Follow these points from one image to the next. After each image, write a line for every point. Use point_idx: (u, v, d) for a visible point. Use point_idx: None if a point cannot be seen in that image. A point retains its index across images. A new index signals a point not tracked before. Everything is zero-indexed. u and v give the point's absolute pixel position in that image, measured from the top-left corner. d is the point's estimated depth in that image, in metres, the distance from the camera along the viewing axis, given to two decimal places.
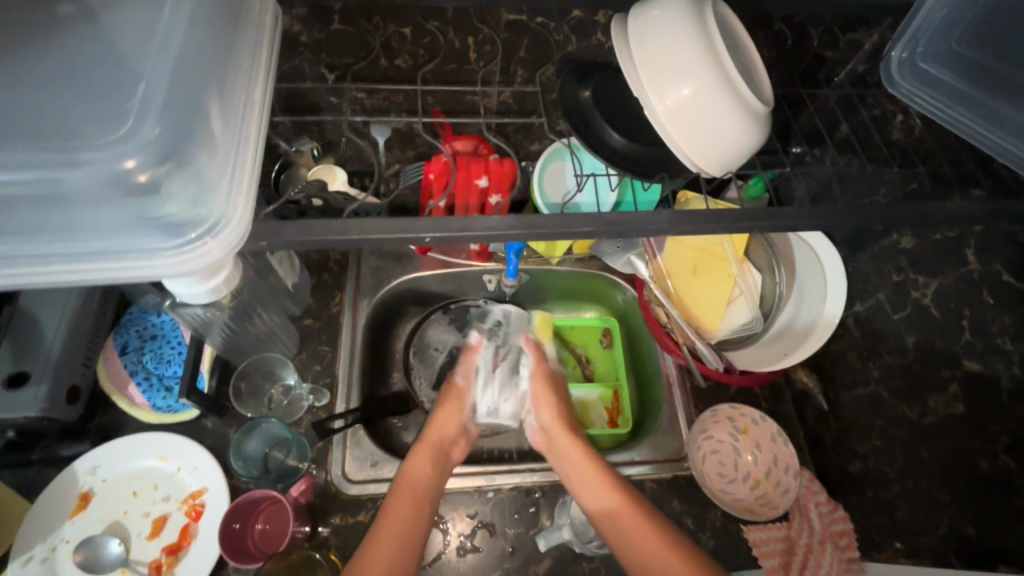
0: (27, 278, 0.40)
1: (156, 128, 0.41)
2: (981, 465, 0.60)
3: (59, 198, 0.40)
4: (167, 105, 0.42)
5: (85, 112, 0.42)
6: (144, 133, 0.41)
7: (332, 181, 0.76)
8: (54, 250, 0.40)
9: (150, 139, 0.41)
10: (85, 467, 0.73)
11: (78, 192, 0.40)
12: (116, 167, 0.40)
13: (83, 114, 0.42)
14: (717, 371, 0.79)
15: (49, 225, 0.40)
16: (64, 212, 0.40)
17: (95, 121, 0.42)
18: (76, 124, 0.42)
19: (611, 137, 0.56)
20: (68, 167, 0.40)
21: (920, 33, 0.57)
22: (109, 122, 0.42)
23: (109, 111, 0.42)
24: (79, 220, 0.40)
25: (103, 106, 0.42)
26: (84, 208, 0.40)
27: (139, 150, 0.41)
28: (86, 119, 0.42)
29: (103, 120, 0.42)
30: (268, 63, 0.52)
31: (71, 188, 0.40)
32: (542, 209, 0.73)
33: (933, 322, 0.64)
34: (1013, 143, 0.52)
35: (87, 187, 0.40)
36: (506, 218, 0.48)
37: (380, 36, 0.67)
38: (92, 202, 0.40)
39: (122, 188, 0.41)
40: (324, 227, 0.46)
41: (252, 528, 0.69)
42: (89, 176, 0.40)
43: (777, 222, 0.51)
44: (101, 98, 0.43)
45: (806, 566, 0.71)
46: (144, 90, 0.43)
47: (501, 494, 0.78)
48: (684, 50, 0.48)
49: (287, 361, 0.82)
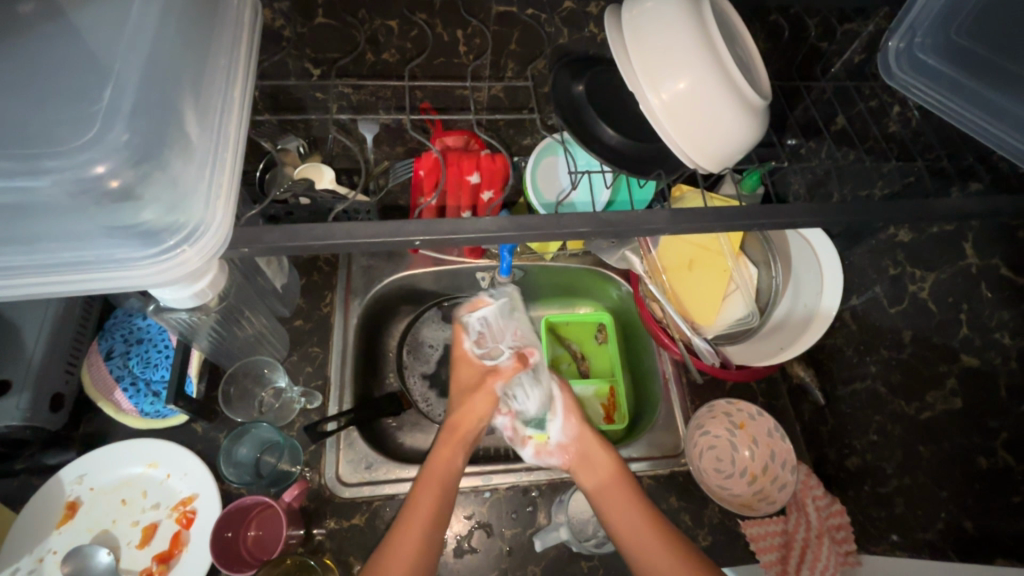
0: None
1: (124, 133, 0.39)
2: (980, 462, 0.59)
3: (20, 208, 0.38)
4: (136, 109, 0.40)
5: (46, 118, 0.40)
6: (112, 138, 0.39)
7: (319, 180, 0.74)
8: (22, 262, 0.39)
9: (119, 144, 0.39)
10: (71, 476, 0.71)
11: (41, 201, 0.38)
12: (83, 174, 0.38)
13: (45, 120, 0.40)
14: (713, 367, 0.79)
15: (12, 237, 0.38)
16: (29, 223, 0.38)
17: (57, 127, 0.40)
18: (38, 131, 0.39)
19: (605, 133, 0.54)
20: (28, 176, 0.38)
21: (918, 23, 0.57)
22: (74, 127, 0.39)
23: (73, 117, 0.40)
24: (45, 231, 0.38)
25: (67, 111, 0.40)
26: (51, 218, 0.38)
27: (108, 155, 0.39)
28: (49, 125, 0.40)
29: (70, 125, 0.40)
30: (247, 61, 0.50)
31: (33, 198, 0.38)
32: (540, 210, 0.72)
33: (932, 317, 0.64)
34: (1011, 134, 0.50)
35: (52, 196, 0.38)
36: (498, 219, 0.47)
37: (367, 31, 0.65)
38: (59, 211, 0.38)
39: (90, 196, 0.39)
40: (310, 232, 0.44)
41: (244, 535, 0.68)
42: (52, 184, 0.38)
43: (777, 218, 0.50)
44: (64, 104, 0.41)
45: (803, 560, 0.71)
46: (111, 94, 0.40)
47: (498, 494, 0.77)
48: (679, 43, 0.46)
49: (277, 365, 0.80)
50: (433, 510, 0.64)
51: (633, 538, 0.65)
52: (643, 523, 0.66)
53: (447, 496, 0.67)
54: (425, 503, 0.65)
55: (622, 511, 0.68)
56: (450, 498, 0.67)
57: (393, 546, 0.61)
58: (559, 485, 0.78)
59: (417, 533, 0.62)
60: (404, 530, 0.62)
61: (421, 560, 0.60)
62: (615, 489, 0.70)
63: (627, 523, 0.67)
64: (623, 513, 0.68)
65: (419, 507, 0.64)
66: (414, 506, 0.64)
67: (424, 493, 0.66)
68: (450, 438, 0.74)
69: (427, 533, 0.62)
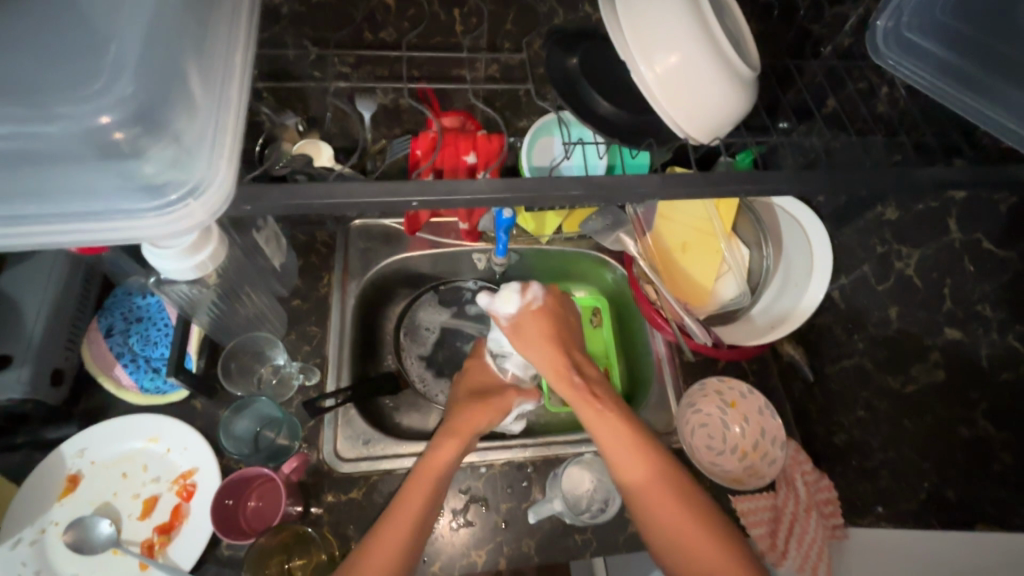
0: (9, 237, 0.39)
1: (131, 86, 0.41)
2: (961, 431, 0.63)
3: (34, 157, 0.40)
4: (143, 64, 0.42)
5: (56, 70, 0.42)
6: (120, 89, 0.41)
7: (317, 156, 0.76)
8: (34, 211, 0.40)
9: (126, 95, 0.41)
10: (72, 450, 0.72)
11: (52, 148, 0.40)
12: (91, 124, 0.40)
13: (56, 73, 0.42)
14: (706, 346, 0.78)
15: (24, 187, 0.40)
16: (39, 173, 0.40)
17: (67, 78, 0.41)
18: (48, 81, 0.41)
19: (598, 104, 0.56)
20: (42, 122, 0.40)
21: (904, 5, 0.58)
22: (82, 79, 0.41)
23: (81, 69, 0.42)
24: (56, 181, 0.40)
25: (76, 65, 0.42)
26: (62, 167, 0.40)
27: (115, 106, 0.40)
28: (59, 77, 0.41)
29: (79, 78, 0.41)
30: (249, 23, 0.50)
31: (45, 145, 0.40)
32: (529, 174, 0.74)
33: (917, 292, 0.66)
34: (993, 110, 0.52)
35: (61, 144, 0.40)
36: (493, 182, 0.48)
37: (364, 9, 0.68)
38: (69, 161, 0.40)
39: (97, 146, 0.40)
40: (310, 192, 0.45)
41: (244, 504, 0.70)
42: (63, 131, 0.40)
43: (765, 186, 0.51)
44: (74, 58, 0.42)
45: (792, 534, 0.70)
46: (118, 49, 0.42)
47: (493, 470, 0.78)
48: (671, 18, 0.48)
49: (276, 341, 0.81)
50: (407, 532, 0.61)
51: (678, 552, 0.61)
52: (695, 538, 0.61)
53: (427, 506, 0.64)
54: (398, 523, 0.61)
55: (666, 514, 0.62)
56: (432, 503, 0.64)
57: (378, 546, 0.59)
58: (553, 461, 0.80)
59: (394, 543, 0.60)
60: (370, 556, 0.58)
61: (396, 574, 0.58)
62: (658, 490, 0.64)
63: (672, 530, 0.62)
64: (662, 512, 0.63)
65: (395, 524, 0.61)
66: (389, 523, 0.61)
67: (407, 503, 0.63)
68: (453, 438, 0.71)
69: (408, 540, 0.60)
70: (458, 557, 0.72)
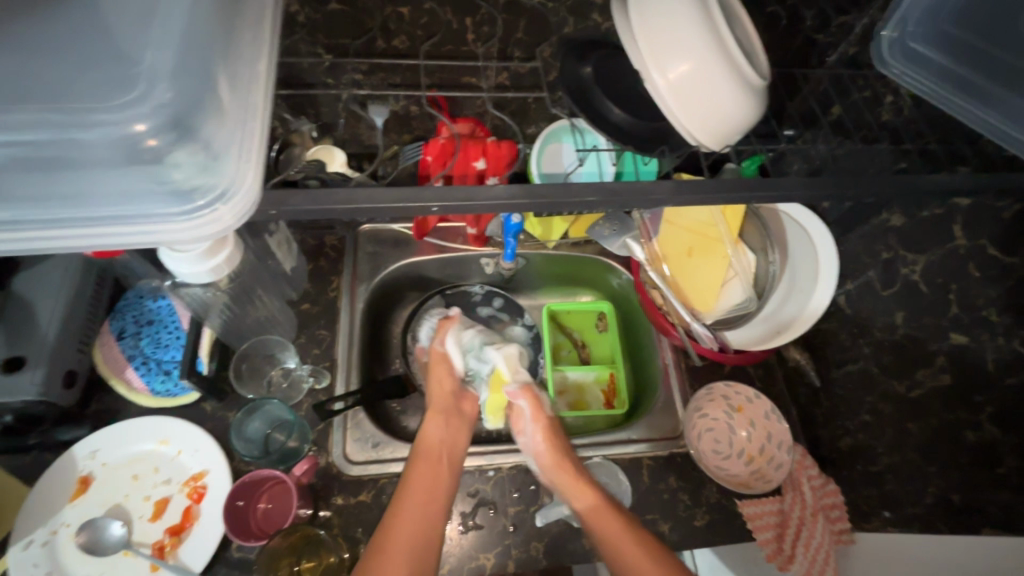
0: (38, 239, 0.40)
1: (168, 92, 0.42)
2: (967, 436, 0.62)
3: (71, 161, 0.41)
4: (177, 71, 0.43)
5: (94, 78, 0.43)
6: (157, 97, 0.42)
7: (330, 161, 0.78)
8: (68, 214, 0.41)
9: (163, 102, 0.42)
10: (84, 451, 0.72)
11: (87, 153, 0.41)
12: (127, 131, 0.41)
13: (93, 80, 0.43)
14: (712, 351, 0.81)
15: (59, 190, 0.41)
16: (74, 177, 0.41)
17: (103, 86, 0.43)
18: (86, 89, 0.43)
19: (610, 112, 0.57)
20: (81, 128, 0.41)
21: (908, 16, 0.59)
22: (118, 87, 0.43)
23: (117, 77, 0.43)
24: (90, 186, 0.41)
25: (113, 72, 0.43)
26: (96, 171, 0.41)
27: (151, 114, 0.42)
28: (97, 83, 0.43)
29: (115, 85, 0.43)
30: (273, 32, 0.50)
31: (84, 150, 0.41)
32: (536, 181, 0.76)
33: (922, 297, 0.66)
34: (1001, 121, 0.52)
35: (98, 149, 0.41)
36: (509, 188, 0.49)
37: (379, 17, 0.69)
38: (102, 165, 0.41)
39: (131, 152, 0.41)
40: (330, 196, 0.46)
41: (254, 506, 0.70)
42: (101, 137, 0.41)
43: (774, 192, 0.52)
44: (111, 66, 0.44)
45: (797, 539, 0.72)
46: (153, 57, 0.44)
47: (501, 473, 0.79)
48: (683, 28, 0.49)
49: (288, 345, 0.82)
50: (423, 499, 0.68)
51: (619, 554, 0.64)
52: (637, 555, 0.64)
53: (441, 476, 0.71)
54: (414, 490, 0.68)
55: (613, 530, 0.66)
56: (441, 471, 0.71)
57: (400, 512, 0.66)
58: None
59: (416, 510, 0.66)
60: (398, 522, 0.65)
61: (423, 539, 0.64)
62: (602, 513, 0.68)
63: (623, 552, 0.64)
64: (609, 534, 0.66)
65: (411, 492, 0.68)
66: (405, 491, 0.68)
67: (417, 474, 0.70)
68: (433, 416, 0.78)
69: (426, 506, 0.67)
70: (466, 560, 0.73)
